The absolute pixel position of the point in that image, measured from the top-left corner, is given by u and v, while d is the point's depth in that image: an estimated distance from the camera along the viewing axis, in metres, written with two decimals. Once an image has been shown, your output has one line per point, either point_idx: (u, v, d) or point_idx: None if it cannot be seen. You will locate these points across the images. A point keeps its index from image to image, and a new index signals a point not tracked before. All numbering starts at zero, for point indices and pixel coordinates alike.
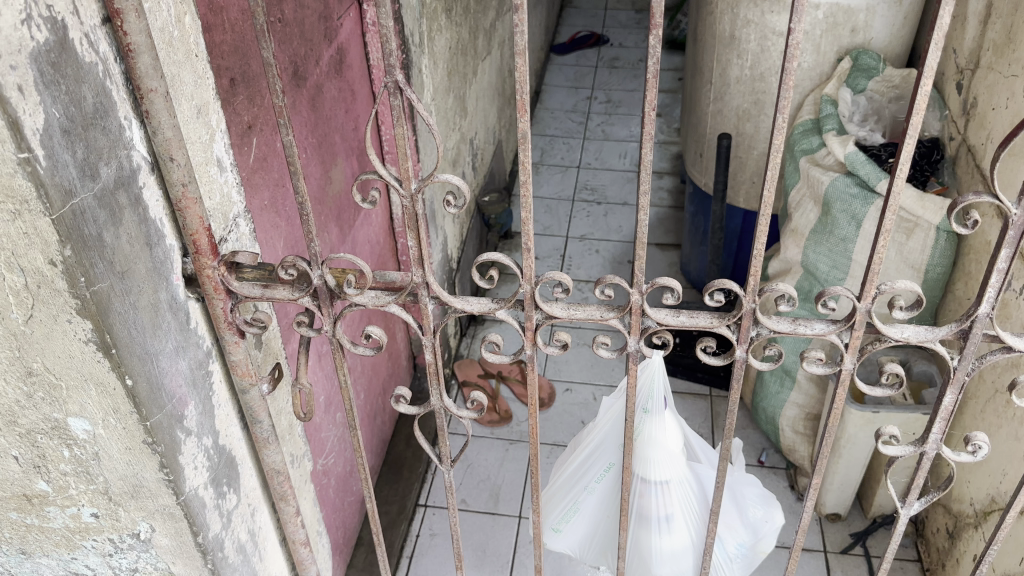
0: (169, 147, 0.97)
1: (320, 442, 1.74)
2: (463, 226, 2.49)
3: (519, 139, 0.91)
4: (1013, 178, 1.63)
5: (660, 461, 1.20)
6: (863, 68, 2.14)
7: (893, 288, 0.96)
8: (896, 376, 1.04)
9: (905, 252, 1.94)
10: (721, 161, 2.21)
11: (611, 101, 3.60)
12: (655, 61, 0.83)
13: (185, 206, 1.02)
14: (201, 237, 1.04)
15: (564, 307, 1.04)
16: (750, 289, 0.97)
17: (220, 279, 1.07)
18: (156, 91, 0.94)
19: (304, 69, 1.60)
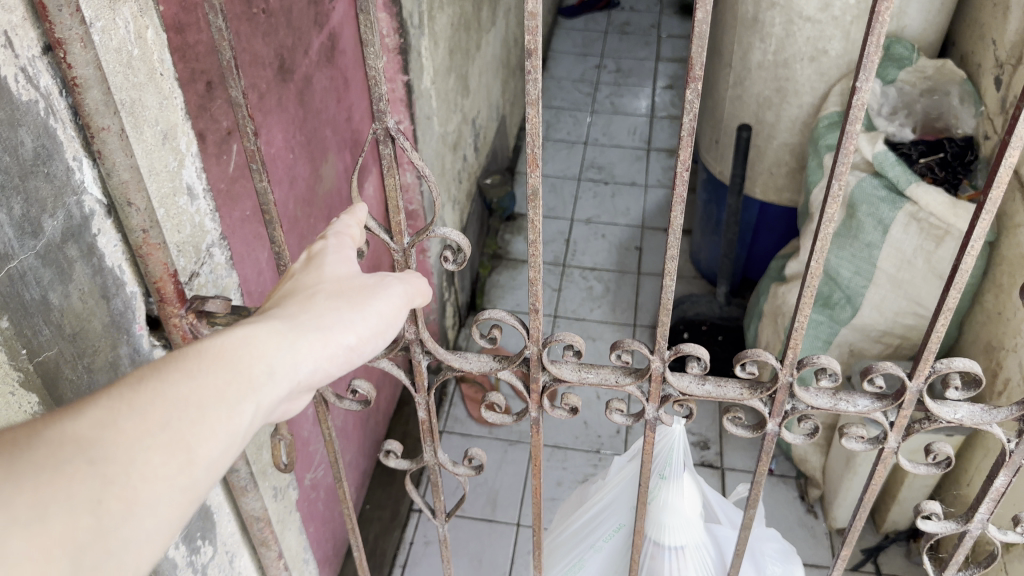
0: (126, 191, 0.85)
1: (309, 456, 1.65)
2: (462, 212, 2.37)
3: (531, 195, 0.79)
4: None
5: (675, 526, 1.16)
6: (895, 57, 2.02)
7: (950, 368, 0.84)
8: (944, 453, 0.95)
9: (933, 262, 1.75)
10: (739, 153, 2.08)
11: (621, 71, 3.44)
12: (691, 117, 0.71)
13: (147, 252, 0.90)
14: (166, 284, 0.92)
15: (575, 369, 0.93)
16: (788, 362, 0.87)
17: (190, 327, 0.96)
18: (109, 129, 0.81)
19: (291, 61, 1.46)
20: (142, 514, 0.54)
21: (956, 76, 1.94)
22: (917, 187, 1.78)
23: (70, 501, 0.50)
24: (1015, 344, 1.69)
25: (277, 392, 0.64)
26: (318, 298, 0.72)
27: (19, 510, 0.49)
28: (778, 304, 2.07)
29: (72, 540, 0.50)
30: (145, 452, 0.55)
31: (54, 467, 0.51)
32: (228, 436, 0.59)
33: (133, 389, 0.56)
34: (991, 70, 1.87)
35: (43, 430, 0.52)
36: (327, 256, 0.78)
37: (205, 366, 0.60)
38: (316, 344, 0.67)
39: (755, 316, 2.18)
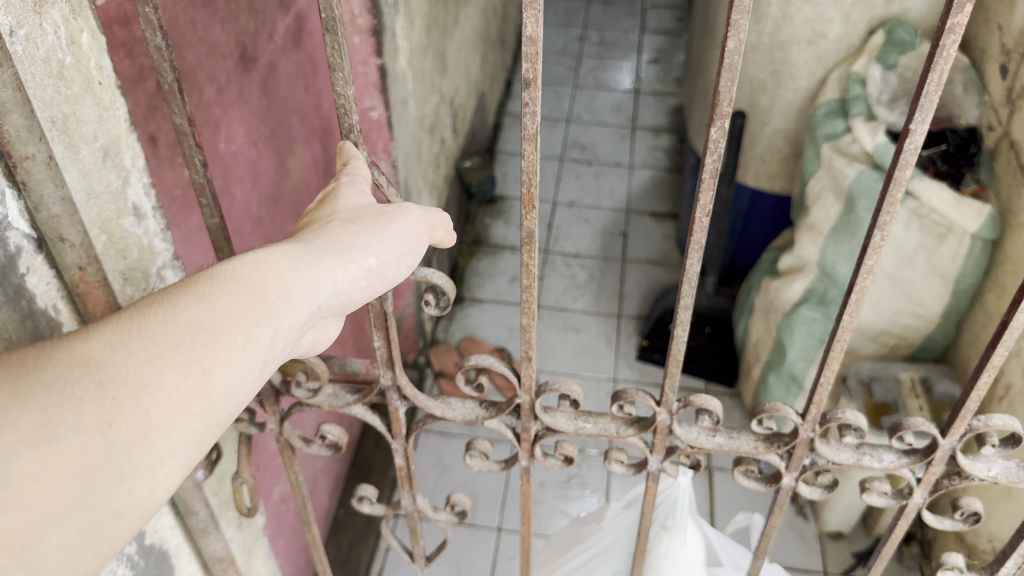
0: (58, 226, 0.77)
1: (276, 469, 1.54)
2: (440, 198, 2.27)
3: None
4: None
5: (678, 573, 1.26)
6: (897, 42, 1.85)
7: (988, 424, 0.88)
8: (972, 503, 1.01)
9: (934, 259, 1.73)
10: (732, 141, 1.98)
11: (605, 43, 3.32)
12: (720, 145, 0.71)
13: (85, 291, 0.82)
14: (108, 324, 0.85)
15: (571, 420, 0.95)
16: (810, 418, 0.92)
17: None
18: (34, 158, 0.72)
19: (253, 48, 1.34)
20: (151, 435, 0.58)
21: (959, 64, 1.85)
22: (919, 183, 1.72)
23: (81, 420, 0.56)
24: (1017, 349, 1.63)
25: (296, 312, 0.68)
26: (340, 224, 0.76)
27: (34, 426, 0.54)
28: (770, 298, 2.00)
29: (82, 460, 0.55)
30: (155, 377, 0.59)
31: (63, 389, 0.56)
32: (243, 360, 0.64)
33: (142, 315, 0.61)
34: (997, 58, 1.78)
35: (58, 353, 0.57)
36: (344, 188, 0.81)
37: (219, 290, 0.65)
38: (334, 267, 0.72)
39: (746, 309, 2.12)
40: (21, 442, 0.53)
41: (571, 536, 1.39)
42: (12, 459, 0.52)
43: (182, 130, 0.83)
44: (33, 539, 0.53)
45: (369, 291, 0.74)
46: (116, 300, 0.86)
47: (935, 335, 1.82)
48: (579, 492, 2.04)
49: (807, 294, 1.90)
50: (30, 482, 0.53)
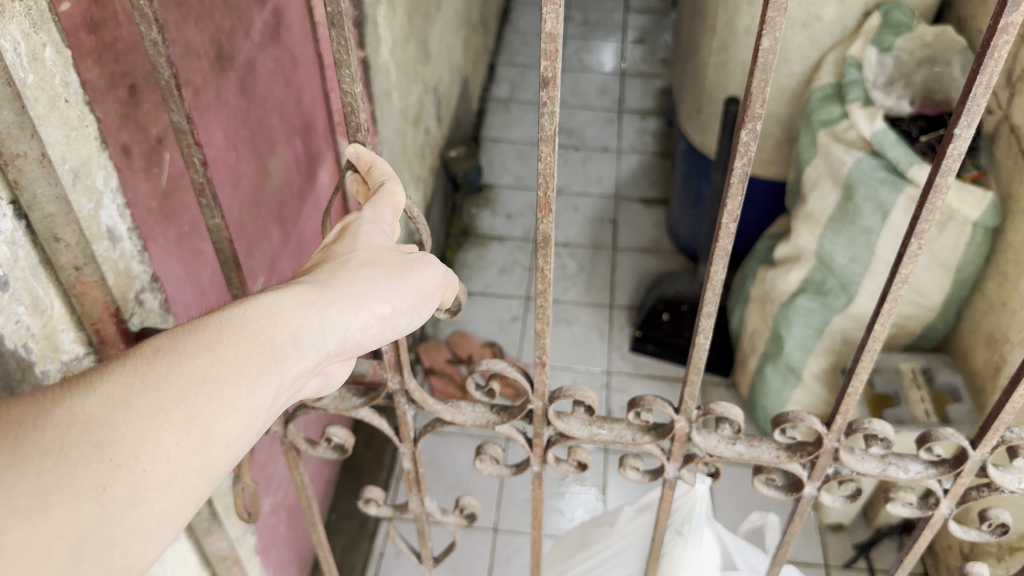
0: (51, 226, 0.73)
1: (267, 479, 1.49)
2: (426, 190, 2.21)
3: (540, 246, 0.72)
4: None
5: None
6: (893, 24, 1.83)
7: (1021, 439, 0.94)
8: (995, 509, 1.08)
9: (935, 249, 1.70)
10: (726, 129, 1.93)
11: (588, 24, 3.26)
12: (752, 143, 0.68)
13: (81, 292, 0.78)
14: (106, 326, 0.82)
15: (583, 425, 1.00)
16: (837, 427, 0.97)
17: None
18: (26, 156, 0.68)
19: (229, 46, 1.27)
20: (148, 498, 0.52)
21: (956, 44, 1.78)
22: (918, 170, 1.63)
23: (76, 486, 0.49)
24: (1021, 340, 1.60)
25: (303, 361, 0.61)
26: (353, 262, 0.68)
27: (26, 494, 0.47)
28: (766, 289, 1.97)
29: (73, 530, 0.48)
30: (157, 435, 0.52)
31: (59, 452, 0.49)
32: (248, 414, 0.57)
33: (146, 365, 0.54)
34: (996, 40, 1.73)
35: (51, 410, 0.50)
36: (365, 224, 0.72)
37: (225, 338, 0.58)
38: (347, 311, 0.64)
39: (741, 299, 2.09)
40: (11, 511, 0.46)
41: (582, 538, 1.42)
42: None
43: (181, 127, 0.80)
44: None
45: (382, 338, 0.67)
46: (117, 303, 0.82)
47: (935, 324, 1.80)
48: (576, 486, 2.00)
49: (805, 283, 1.87)
50: (18, 556, 0.46)
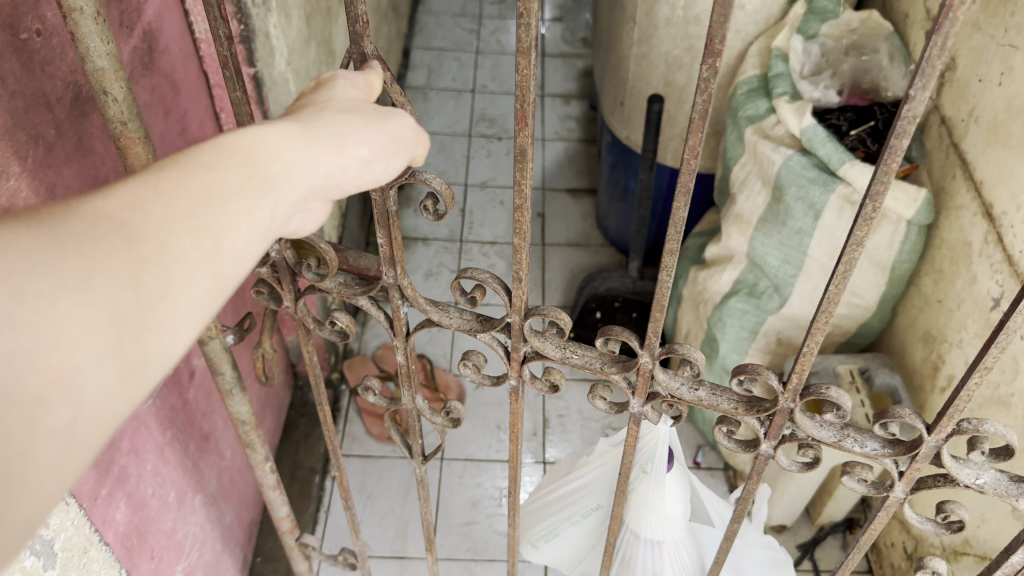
0: (102, 80, 0.83)
1: (177, 546, 1.36)
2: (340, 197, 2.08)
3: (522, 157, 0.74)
4: None
5: (653, 516, 1.46)
6: (818, 11, 1.77)
7: (984, 432, 0.97)
8: (955, 510, 1.12)
9: (870, 249, 1.64)
10: (651, 126, 1.84)
11: (504, 2, 3.15)
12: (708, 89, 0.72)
13: (124, 145, 0.89)
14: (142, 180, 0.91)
15: (559, 349, 1.09)
16: (793, 388, 1.07)
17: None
18: (82, 11, 0.77)
19: (92, 87, 1.12)
20: (172, 291, 0.56)
21: (882, 30, 1.73)
22: (849, 168, 1.57)
23: (112, 272, 0.53)
24: (958, 340, 1.56)
25: (291, 192, 0.65)
26: (329, 109, 0.72)
27: (75, 270, 0.51)
28: (699, 289, 1.90)
29: (116, 310, 0.53)
30: (174, 238, 0.56)
31: (94, 240, 0.52)
32: (245, 230, 0.61)
33: (156, 177, 0.57)
34: (921, 25, 1.66)
35: (80, 204, 0.54)
36: (339, 81, 0.76)
37: (220, 162, 0.61)
38: (325, 151, 0.68)
39: (674, 298, 2.02)
40: (62, 285, 0.50)
41: (571, 466, 1.68)
42: (56, 295, 0.49)
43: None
44: (79, 377, 0.50)
45: (356, 180, 0.71)
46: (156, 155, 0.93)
47: (872, 322, 1.75)
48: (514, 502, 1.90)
49: (737, 285, 1.80)
50: (74, 324, 0.50)
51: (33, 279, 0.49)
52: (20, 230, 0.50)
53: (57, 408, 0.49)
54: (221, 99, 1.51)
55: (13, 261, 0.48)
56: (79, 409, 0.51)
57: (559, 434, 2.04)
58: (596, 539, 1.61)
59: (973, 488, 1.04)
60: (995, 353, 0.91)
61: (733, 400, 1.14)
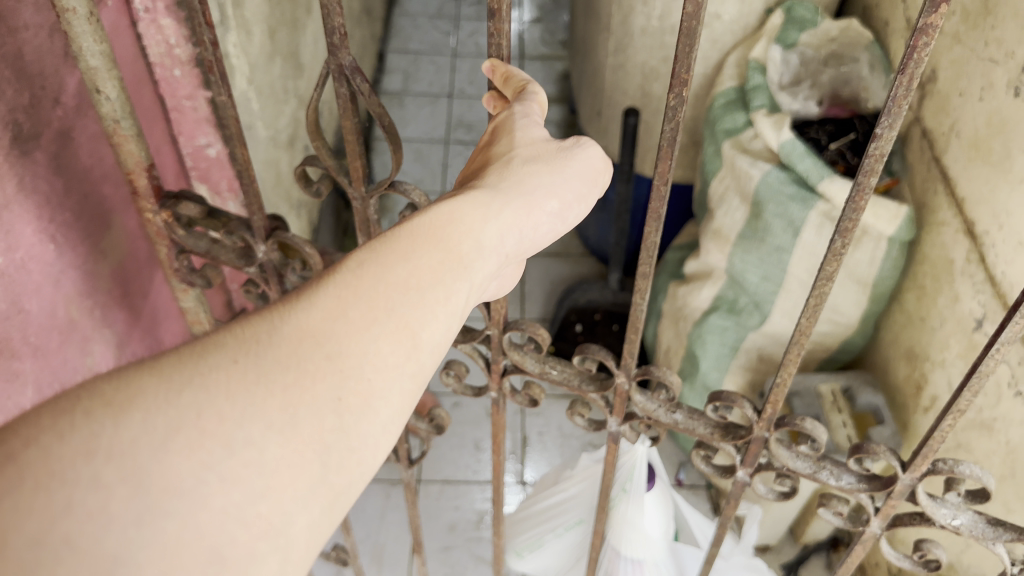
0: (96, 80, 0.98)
1: None
2: (312, 212, 2.04)
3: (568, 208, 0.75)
4: (1013, 224, 1.32)
5: (632, 536, 1.50)
6: (796, 21, 1.72)
7: (959, 474, 0.92)
8: (932, 548, 1.06)
9: (850, 266, 1.60)
10: (627, 140, 1.79)
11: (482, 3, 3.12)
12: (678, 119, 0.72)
13: (119, 142, 1.07)
14: (137, 180, 1.11)
15: (536, 362, 1.13)
16: (767, 417, 1.02)
17: (161, 222, 1.18)
18: (74, 11, 0.91)
19: (34, 124, 1.05)
20: (373, 406, 0.58)
21: (862, 39, 1.68)
22: (828, 184, 1.53)
23: (313, 399, 0.55)
24: (941, 359, 1.53)
25: (484, 267, 0.67)
26: (516, 168, 0.74)
27: (278, 407, 0.54)
28: (678, 305, 1.86)
29: (320, 440, 0.55)
30: (375, 343, 0.59)
31: (297, 367, 0.55)
32: (444, 316, 0.63)
33: (353, 280, 0.60)
34: (903, 34, 1.62)
35: (284, 327, 0.57)
36: (517, 118, 0.79)
37: (416, 249, 0.63)
38: (518, 212, 0.70)
39: (653, 313, 1.98)
40: (269, 429, 0.53)
41: (557, 477, 1.72)
42: (257, 440, 0.52)
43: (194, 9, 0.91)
44: (286, 525, 0.53)
45: (549, 232, 0.73)
46: (148, 159, 1.12)
47: (854, 338, 1.71)
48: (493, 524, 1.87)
49: (716, 302, 1.77)
50: (280, 466, 0.53)
51: (238, 429, 0.52)
52: (229, 371, 0.54)
53: (268, 556, 0.52)
54: (178, 123, 1.44)
55: (217, 412, 0.52)
56: (288, 552, 0.53)
57: (539, 452, 2.01)
58: (579, 554, 1.62)
59: (949, 529, 0.99)
60: (970, 396, 0.87)
61: (711, 425, 1.11)
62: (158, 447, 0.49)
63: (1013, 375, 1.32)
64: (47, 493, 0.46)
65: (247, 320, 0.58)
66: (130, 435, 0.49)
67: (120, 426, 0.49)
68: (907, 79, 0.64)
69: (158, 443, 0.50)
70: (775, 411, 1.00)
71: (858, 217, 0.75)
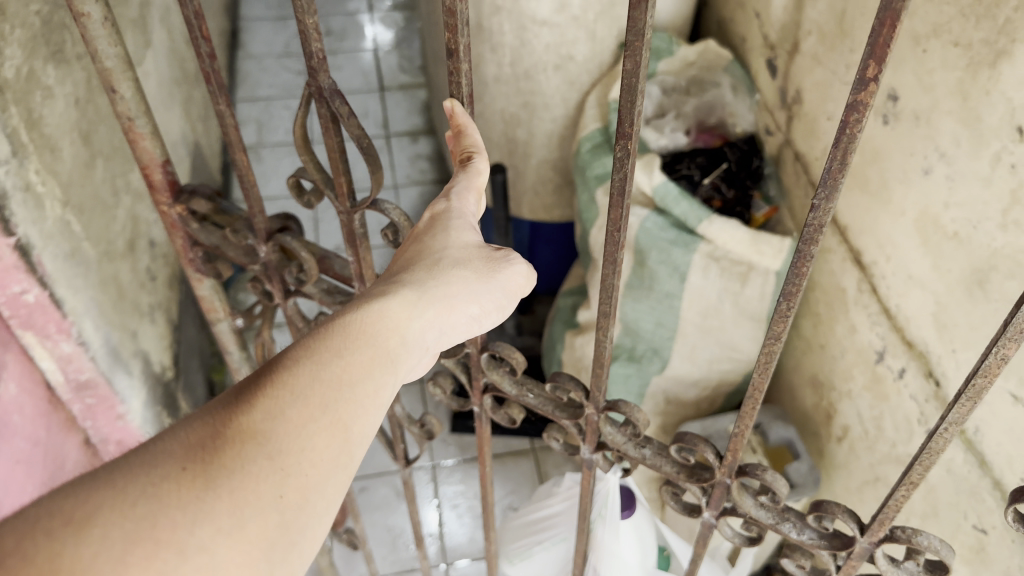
0: (111, 78, 0.94)
1: None
2: (174, 309, 1.88)
3: (498, 285, 0.76)
4: (903, 257, 1.26)
5: (610, 561, 1.38)
6: (652, 51, 1.67)
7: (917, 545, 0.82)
8: None
9: (741, 303, 1.52)
10: (498, 195, 1.70)
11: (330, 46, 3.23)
12: (627, 180, 0.69)
13: (134, 138, 1.01)
14: (152, 172, 1.05)
15: (513, 385, 1.02)
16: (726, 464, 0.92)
17: (176, 216, 1.11)
18: (89, 14, 0.88)
19: None
20: (313, 500, 0.60)
21: (721, 61, 1.66)
22: (709, 225, 1.48)
23: (257, 502, 0.57)
24: (847, 389, 1.49)
25: (412, 358, 0.69)
26: (444, 263, 0.74)
27: (227, 513, 0.56)
28: (576, 355, 1.77)
29: (268, 539, 0.57)
30: (310, 442, 0.61)
31: (241, 470, 0.57)
32: (374, 410, 0.65)
33: (289, 379, 0.62)
34: (761, 52, 1.59)
35: (228, 429, 0.59)
36: (454, 216, 0.77)
37: (349, 344, 0.65)
38: (440, 314, 0.71)
39: (553, 362, 1.89)
40: (218, 533, 0.55)
41: (551, 491, 1.64)
42: (212, 545, 0.54)
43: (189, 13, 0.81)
44: None
45: (465, 332, 0.74)
46: (163, 153, 1.05)
47: None
48: None
49: (614, 351, 1.67)
50: (230, 568, 0.55)
51: (192, 534, 0.54)
52: (176, 478, 0.55)
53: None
54: None
55: (171, 523, 0.53)
56: None
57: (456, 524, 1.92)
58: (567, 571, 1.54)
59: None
60: (921, 470, 0.79)
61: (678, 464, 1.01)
62: (116, 562, 0.51)
63: (921, 413, 1.28)
64: None
65: (191, 420, 0.59)
66: (90, 551, 0.50)
67: (78, 544, 0.50)
68: (845, 153, 0.59)
69: (116, 557, 0.51)
70: (736, 459, 0.90)
71: (805, 283, 0.70)
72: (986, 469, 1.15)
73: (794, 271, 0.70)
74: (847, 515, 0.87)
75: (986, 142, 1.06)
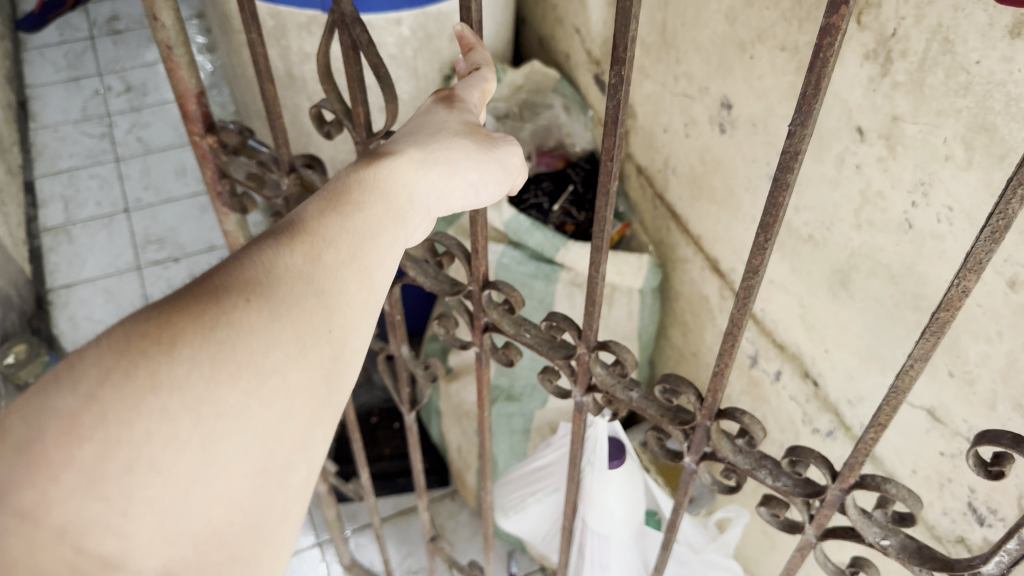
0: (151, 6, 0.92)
1: None
2: None
3: (503, 158, 0.73)
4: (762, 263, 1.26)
5: (598, 508, 1.28)
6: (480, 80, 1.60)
7: (887, 494, 0.68)
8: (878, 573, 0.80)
9: (611, 325, 1.50)
10: None
11: (132, 107, 3.05)
12: (620, 107, 0.62)
13: (172, 67, 0.98)
14: (189, 102, 1.01)
15: (514, 323, 0.88)
16: (704, 405, 0.77)
17: (209, 147, 1.05)
18: None
19: None
20: (358, 336, 0.58)
21: (549, 81, 1.61)
22: (566, 252, 1.42)
23: (314, 332, 0.55)
24: (726, 394, 1.48)
25: (421, 215, 0.67)
26: (448, 128, 0.71)
27: (291, 341, 0.53)
28: (456, 402, 1.67)
29: (324, 370, 0.55)
30: (348, 281, 0.59)
31: (297, 302, 0.55)
32: (397, 256, 0.64)
33: (322, 224, 0.60)
34: (587, 68, 1.55)
35: (278, 263, 0.56)
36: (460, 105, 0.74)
37: (369, 194, 0.63)
38: (448, 172, 0.69)
39: (433, 411, 1.79)
40: (284, 359, 0.53)
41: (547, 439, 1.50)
42: (288, 372, 0.53)
43: None
44: (306, 438, 0.53)
45: (467, 200, 0.72)
46: (199, 82, 1.01)
47: None
48: None
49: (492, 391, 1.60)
50: (299, 392, 0.53)
51: (261, 361, 0.51)
52: (240, 305, 0.52)
53: (300, 467, 0.53)
54: None
55: (245, 345, 0.51)
56: (312, 463, 0.54)
57: None
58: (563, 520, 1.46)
59: (875, 550, 0.73)
60: (890, 410, 0.66)
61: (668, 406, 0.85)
62: (208, 381, 0.49)
63: (804, 413, 1.27)
64: (125, 427, 0.46)
65: (240, 256, 0.57)
66: (182, 370, 0.48)
67: (173, 364, 0.48)
68: (819, 78, 0.52)
69: (207, 376, 0.49)
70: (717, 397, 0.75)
71: (784, 213, 0.60)
72: (878, 463, 1.16)
73: (770, 202, 0.61)
74: (818, 459, 0.72)
75: (827, 145, 1.05)
